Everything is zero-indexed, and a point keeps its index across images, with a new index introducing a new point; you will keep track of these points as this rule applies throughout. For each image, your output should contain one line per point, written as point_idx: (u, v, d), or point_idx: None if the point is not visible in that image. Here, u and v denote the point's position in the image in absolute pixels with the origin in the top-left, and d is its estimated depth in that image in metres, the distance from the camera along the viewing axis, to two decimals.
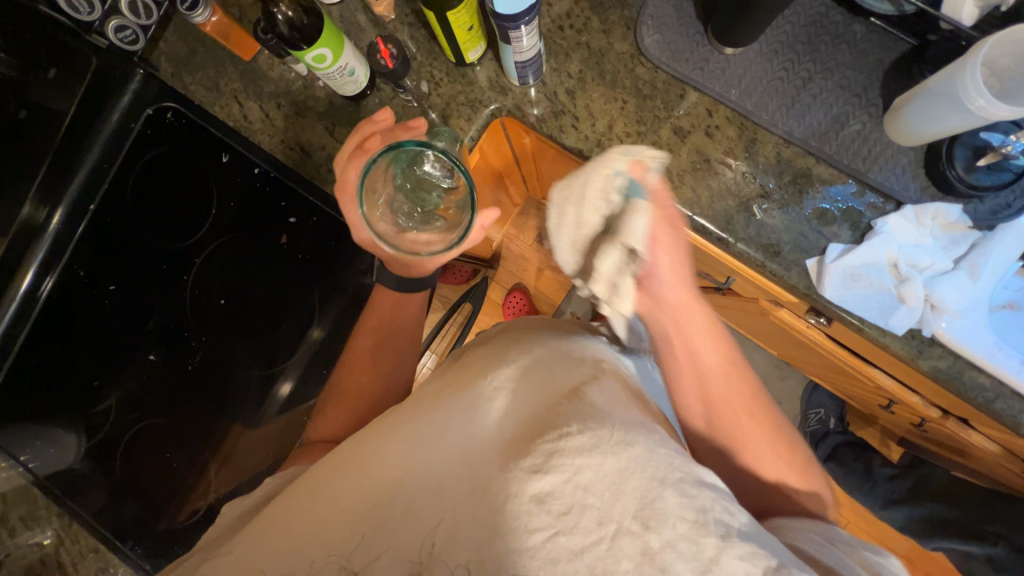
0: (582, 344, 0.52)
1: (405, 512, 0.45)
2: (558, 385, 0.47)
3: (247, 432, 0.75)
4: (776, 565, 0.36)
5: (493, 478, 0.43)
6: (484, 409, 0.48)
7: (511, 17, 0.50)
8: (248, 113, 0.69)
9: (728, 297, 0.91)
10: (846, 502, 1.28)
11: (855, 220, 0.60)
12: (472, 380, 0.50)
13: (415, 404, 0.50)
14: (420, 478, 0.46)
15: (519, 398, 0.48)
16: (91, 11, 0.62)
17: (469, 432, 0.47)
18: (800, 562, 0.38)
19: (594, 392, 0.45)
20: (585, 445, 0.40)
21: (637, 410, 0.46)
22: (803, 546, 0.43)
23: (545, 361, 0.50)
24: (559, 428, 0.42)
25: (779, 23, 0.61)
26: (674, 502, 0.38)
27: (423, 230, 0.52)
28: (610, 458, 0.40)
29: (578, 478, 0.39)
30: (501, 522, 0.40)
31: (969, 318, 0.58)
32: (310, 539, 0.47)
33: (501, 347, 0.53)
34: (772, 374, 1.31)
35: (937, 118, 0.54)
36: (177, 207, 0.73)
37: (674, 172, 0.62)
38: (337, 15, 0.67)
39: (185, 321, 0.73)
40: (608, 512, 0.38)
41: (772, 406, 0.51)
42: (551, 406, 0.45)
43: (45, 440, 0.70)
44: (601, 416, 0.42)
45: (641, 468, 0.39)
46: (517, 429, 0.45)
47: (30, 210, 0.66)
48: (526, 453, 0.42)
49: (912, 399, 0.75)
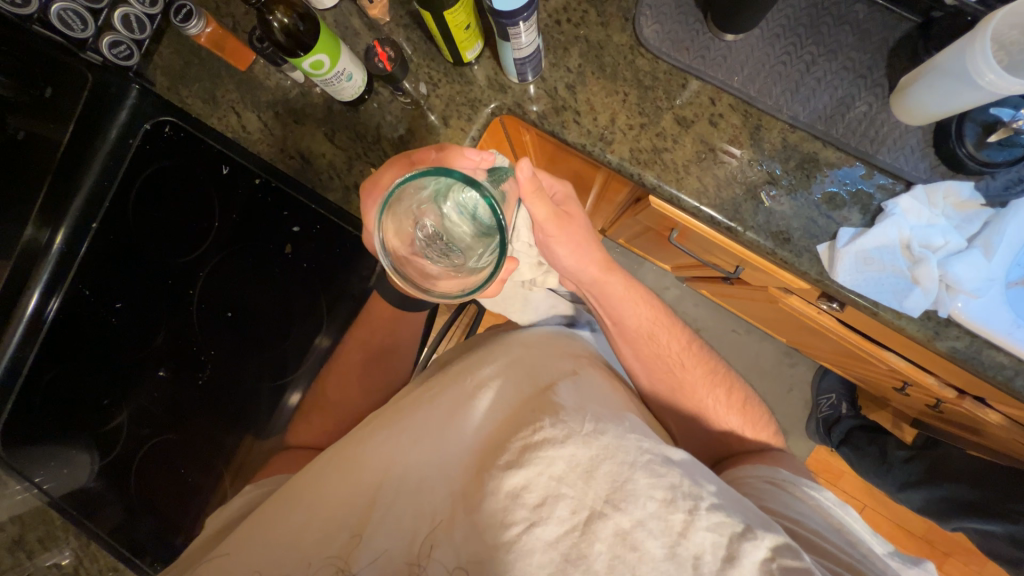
0: (551, 348, 0.61)
1: (387, 514, 0.49)
2: (531, 386, 0.54)
3: (258, 443, 0.75)
4: (742, 530, 0.45)
5: (473, 478, 0.48)
6: (466, 413, 0.54)
7: (509, 14, 0.49)
8: (246, 122, 0.69)
9: (736, 286, 0.90)
10: (861, 485, 1.28)
11: (865, 203, 0.60)
12: (457, 385, 0.56)
13: (404, 408, 0.56)
14: (403, 479, 0.51)
15: (495, 400, 0.54)
16: (84, 28, 0.60)
17: (448, 436, 0.52)
18: (762, 522, 0.47)
19: (563, 390, 0.53)
20: (559, 437, 0.47)
21: (610, 405, 0.54)
22: (772, 505, 0.55)
23: (516, 366, 0.57)
24: (535, 425, 0.48)
25: (779, 7, 0.60)
26: (643, 484, 0.46)
27: (434, 261, 0.45)
28: (581, 447, 0.47)
29: (552, 469, 0.45)
30: (478, 521, 0.45)
31: (987, 297, 0.58)
32: (303, 540, 0.50)
33: (480, 356, 0.60)
34: (781, 361, 1.30)
35: (946, 96, 0.53)
36: (177, 222, 0.73)
37: (680, 163, 0.61)
38: (332, 20, 0.66)
39: (192, 336, 0.73)
40: (581, 500, 0.45)
41: (701, 358, 0.68)
42: (526, 403, 0.52)
43: (58, 460, 0.70)
44: (574, 413, 0.49)
45: (611, 455, 0.47)
46: (495, 427, 0.51)
47: (33, 231, 0.65)
48: (501, 453, 0.48)
49: (927, 379, 0.75)
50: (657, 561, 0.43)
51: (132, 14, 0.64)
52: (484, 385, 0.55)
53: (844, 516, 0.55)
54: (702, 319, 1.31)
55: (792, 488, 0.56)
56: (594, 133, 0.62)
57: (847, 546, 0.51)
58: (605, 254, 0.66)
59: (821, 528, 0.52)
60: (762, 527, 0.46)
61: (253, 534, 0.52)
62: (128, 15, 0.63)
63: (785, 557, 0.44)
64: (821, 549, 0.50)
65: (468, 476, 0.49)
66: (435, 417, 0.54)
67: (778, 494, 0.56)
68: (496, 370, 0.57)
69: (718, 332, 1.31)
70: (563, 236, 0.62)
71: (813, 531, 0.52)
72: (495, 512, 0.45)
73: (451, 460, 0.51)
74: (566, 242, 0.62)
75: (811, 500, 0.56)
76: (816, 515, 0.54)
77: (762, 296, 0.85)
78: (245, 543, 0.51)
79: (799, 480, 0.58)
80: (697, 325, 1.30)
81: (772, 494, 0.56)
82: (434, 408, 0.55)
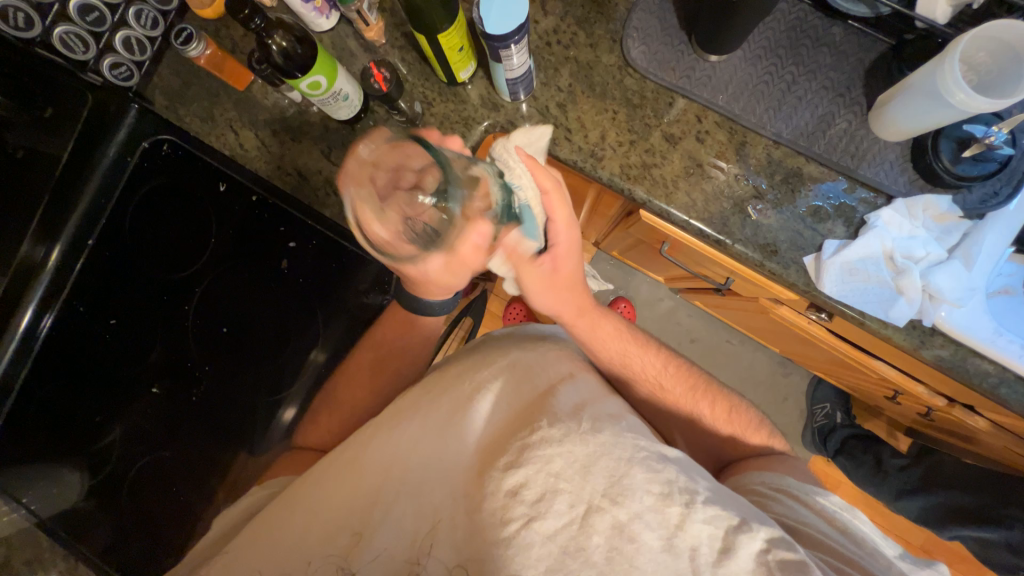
0: (552, 348, 0.61)
1: (387, 513, 0.49)
2: (531, 387, 0.55)
3: (252, 460, 0.74)
4: (738, 523, 0.45)
5: (474, 481, 0.49)
6: (467, 416, 0.53)
7: (500, 37, 0.52)
8: (244, 141, 0.69)
9: (728, 297, 0.91)
10: (859, 496, 1.28)
11: (848, 216, 0.61)
12: (457, 387, 0.56)
13: (401, 409, 0.55)
14: (402, 482, 0.50)
15: (494, 403, 0.54)
16: (86, 50, 0.63)
17: (449, 437, 0.52)
18: (759, 517, 0.47)
19: (563, 392, 0.53)
20: (556, 436, 0.48)
21: (606, 404, 0.54)
22: (784, 516, 0.54)
23: (515, 367, 0.57)
24: (532, 426, 0.49)
25: (761, 29, 0.62)
26: (640, 479, 0.46)
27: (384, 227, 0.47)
28: (579, 445, 0.47)
29: (549, 467, 0.46)
30: (479, 521, 0.46)
31: (969, 306, 0.59)
32: (302, 540, 0.50)
33: (479, 358, 0.60)
34: (775, 371, 1.31)
35: (922, 112, 0.55)
36: (174, 238, 0.73)
37: (669, 177, 0.63)
38: (330, 42, 0.68)
39: (187, 352, 0.73)
40: (579, 494, 0.45)
41: (693, 368, 0.69)
42: (527, 404, 0.53)
43: (46, 480, 0.69)
44: (571, 413, 0.50)
45: (608, 452, 0.47)
46: (496, 430, 0.52)
47: (29, 247, 0.66)
48: (501, 453, 0.49)
49: (917, 388, 0.76)
50: (654, 552, 0.43)
51: (132, 36, 0.65)
52: (482, 389, 0.55)
53: (852, 521, 0.55)
54: (697, 330, 1.32)
55: (799, 495, 0.56)
56: (585, 150, 0.64)
57: (851, 547, 0.51)
58: (585, 299, 0.66)
59: (824, 528, 0.53)
60: (757, 520, 0.46)
61: (250, 537, 0.51)
62: (128, 37, 0.64)
63: (780, 550, 0.44)
64: (824, 545, 0.51)
65: (469, 477, 0.49)
66: (433, 422, 0.53)
67: (782, 500, 0.56)
68: (495, 371, 0.56)
69: (712, 343, 1.32)
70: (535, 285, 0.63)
71: (820, 531, 0.52)
72: (495, 512, 0.46)
73: (451, 461, 0.51)
74: (539, 289, 0.64)
75: (817, 505, 0.56)
76: (823, 520, 0.54)
77: (752, 306, 0.87)
78: (241, 548, 0.51)
79: (809, 489, 0.57)
80: (691, 337, 1.32)
81: (775, 499, 0.57)
82: (434, 410, 0.54)
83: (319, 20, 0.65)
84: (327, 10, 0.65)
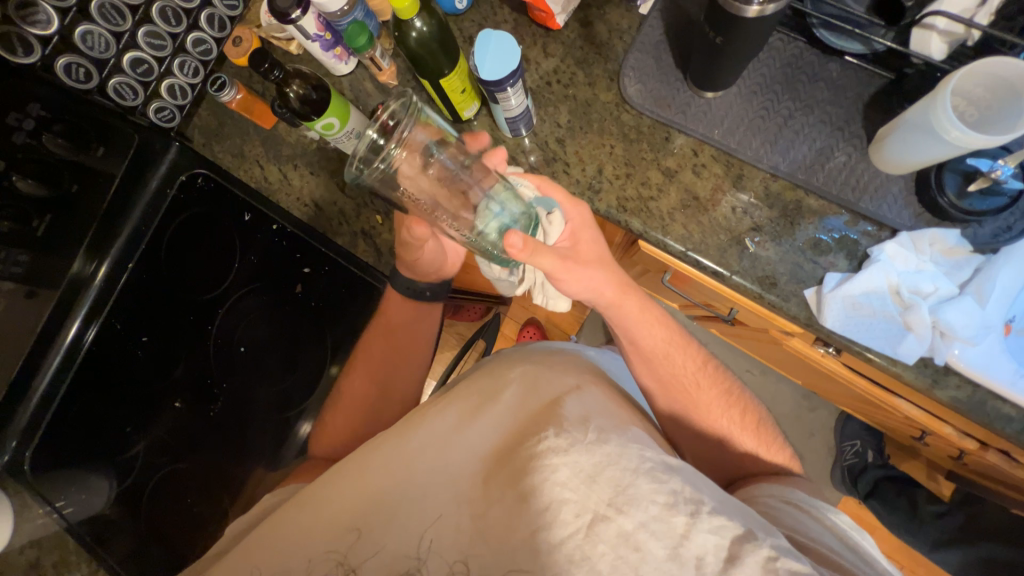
0: (564, 360, 0.63)
1: (395, 516, 0.50)
2: (542, 397, 0.56)
3: (267, 474, 0.78)
4: (744, 533, 0.45)
5: (482, 487, 0.50)
6: (473, 426, 0.55)
7: (495, 82, 0.55)
8: (268, 174, 0.75)
9: (738, 327, 0.89)
10: (896, 543, 1.19)
11: (851, 249, 0.60)
12: (474, 399, 0.57)
13: (413, 418, 0.57)
14: (409, 486, 0.52)
15: (501, 413, 0.55)
16: (135, 97, 0.67)
17: (456, 447, 0.54)
18: (766, 527, 0.47)
19: (569, 403, 0.54)
20: (563, 446, 0.49)
21: (614, 416, 0.55)
22: (797, 532, 0.52)
23: (523, 380, 0.58)
24: (538, 435, 0.50)
25: (756, 66, 0.63)
26: (645, 489, 0.47)
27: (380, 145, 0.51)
28: (585, 455, 0.48)
29: (556, 475, 0.47)
30: (484, 528, 0.48)
31: (983, 345, 0.56)
32: (310, 538, 0.52)
33: (492, 370, 0.61)
34: (799, 405, 1.25)
35: (920, 147, 0.54)
36: (203, 261, 0.79)
37: (665, 211, 0.64)
38: (347, 85, 0.73)
39: (209, 368, 0.79)
40: (585, 503, 0.46)
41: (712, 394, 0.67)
42: (534, 414, 0.53)
43: (78, 486, 0.74)
44: (577, 423, 0.51)
45: (613, 462, 0.48)
46: (504, 439, 0.53)
47: (80, 265, 0.72)
48: (509, 462, 0.50)
49: (944, 429, 0.71)
50: (659, 561, 0.44)
51: (177, 84, 0.70)
52: (492, 398, 0.57)
53: (863, 541, 0.53)
54: None
55: (809, 509, 0.55)
56: (583, 182, 0.66)
57: (858, 562, 0.49)
58: (623, 276, 0.63)
59: (834, 545, 0.51)
60: (764, 532, 0.46)
61: (262, 541, 0.53)
62: (173, 84, 0.70)
63: (790, 559, 0.44)
64: (827, 558, 0.49)
65: (475, 486, 0.51)
66: (443, 429, 0.55)
67: (792, 512, 0.55)
68: (505, 383, 0.58)
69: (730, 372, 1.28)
70: (573, 277, 0.59)
71: (830, 548, 0.50)
72: (503, 516, 0.48)
73: (458, 468, 0.53)
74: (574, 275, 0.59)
75: (827, 520, 0.54)
76: (833, 537, 0.52)
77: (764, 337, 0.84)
78: (246, 548, 0.53)
79: (820, 504, 0.56)
80: None
81: (785, 512, 0.55)
82: (443, 417, 0.56)
83: (338, 65, 0.70)
84: (346, 57, 0.70)
